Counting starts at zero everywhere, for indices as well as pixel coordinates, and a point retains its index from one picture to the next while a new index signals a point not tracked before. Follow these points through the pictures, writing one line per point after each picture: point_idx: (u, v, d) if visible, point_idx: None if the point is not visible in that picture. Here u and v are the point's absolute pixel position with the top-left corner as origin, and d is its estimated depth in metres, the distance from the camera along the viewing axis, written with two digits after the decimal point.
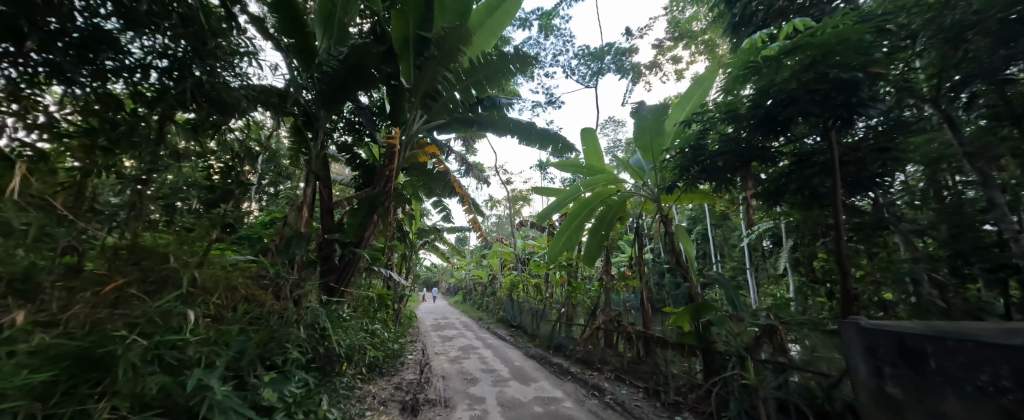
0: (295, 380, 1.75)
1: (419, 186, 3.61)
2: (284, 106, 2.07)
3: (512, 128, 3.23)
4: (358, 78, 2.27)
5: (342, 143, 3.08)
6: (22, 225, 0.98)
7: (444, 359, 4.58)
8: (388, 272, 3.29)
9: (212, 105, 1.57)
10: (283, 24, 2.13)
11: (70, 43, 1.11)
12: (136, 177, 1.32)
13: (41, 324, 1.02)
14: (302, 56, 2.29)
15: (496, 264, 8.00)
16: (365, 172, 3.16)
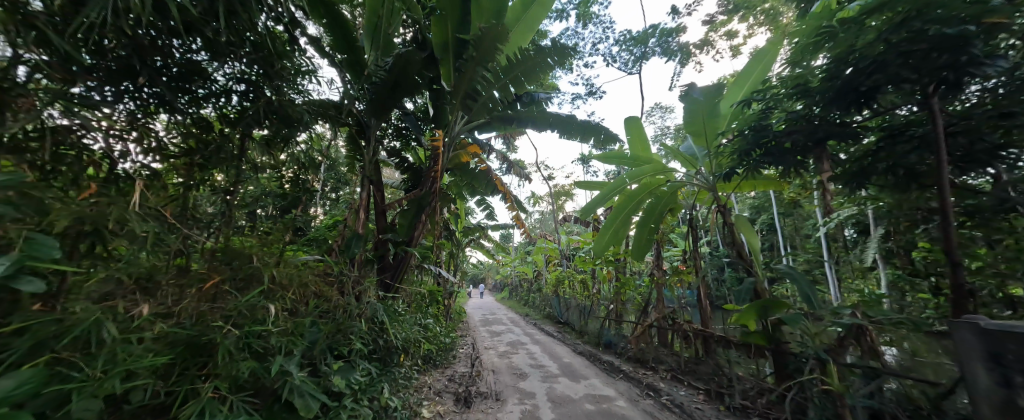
0: (360, 369, 1.89)
1: (462, 185, 3.68)
2: (340, 116, 2.23)
3: (553, 122, 3.20)
4: (404, 85, 2.38)
5: (390, 148, 3.24)
6: (143, 232, 1.12)
7: (494, 354, 4.66)
8: (437, 269, 3.42)
9: (281, 121, 1.72)
10: (337, 41, 2.31)
11: (171, 77, 1.29)
12: (225, 188, 1.55)
13: (161, 315, 1.21)
14: (354, 69, 2.47)
15: (541, 260, 7.98)
16: (411, 175, 3.30)
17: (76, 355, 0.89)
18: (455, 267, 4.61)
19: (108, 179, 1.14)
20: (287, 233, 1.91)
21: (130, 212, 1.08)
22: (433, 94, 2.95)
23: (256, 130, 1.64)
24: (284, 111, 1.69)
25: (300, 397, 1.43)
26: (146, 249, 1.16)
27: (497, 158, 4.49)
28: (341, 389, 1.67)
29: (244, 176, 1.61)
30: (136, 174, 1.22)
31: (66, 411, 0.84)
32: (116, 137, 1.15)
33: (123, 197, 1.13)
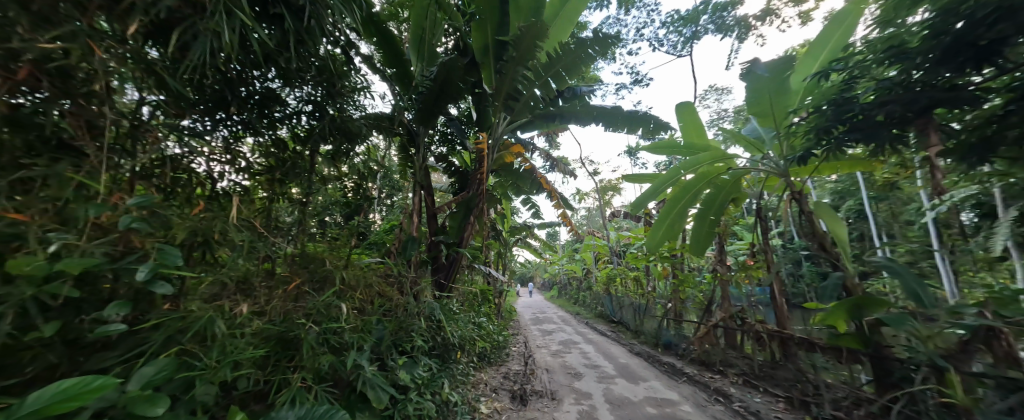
0: (422, 365, 1.98)
1: (508, 185, 3.70)
2: (392, 127, 2.36)
3: (597, 115, 3.10)
4: (450, 90, 2.46)
5: (438, 154, 3.36)
6: (240, 241, 1.28)
7: (547, 353, 4.64)
8: (487, 269, 3.49)
9: (343, 136, 1.85)
10: (388, 57, 2.49)
11: (253, 104, 1.46)
12: (300, 200, 1.70)
13: (256, 313, 1.38)
14: (402, 81, 2.62)
15: (590, 258, 7.79)
16: (458, 178, 3.38)
17: (197, 346, 1.06)
18: (504, 266, 4.67)
19: (210, 196, 1.35)
20: (352, 239, 2.07)
21: (228, 224, 1.24)
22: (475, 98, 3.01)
23: (323, 145, 1.80)
24: (347, 128, 1.83)
25: (371, 389, 1.54)
26: (241, 258, 1.31)
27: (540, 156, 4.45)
28: (407, 384, 1.77)
29: (315, 188, 1.77)
30: (229, 191, 1.42)
31: (192, 394, 0.98)
32: (213, 160, 1.36)
33: (222, 212, 1.31)
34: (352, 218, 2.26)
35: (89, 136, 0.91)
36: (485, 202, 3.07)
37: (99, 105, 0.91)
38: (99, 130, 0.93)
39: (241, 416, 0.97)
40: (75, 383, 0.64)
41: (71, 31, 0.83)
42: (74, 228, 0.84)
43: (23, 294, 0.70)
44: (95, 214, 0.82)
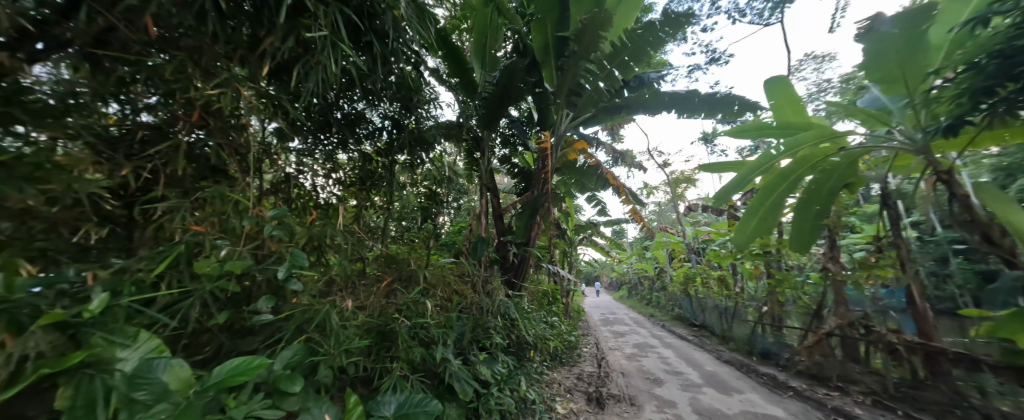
0: (501, 361, 2.05)
1: (572, 183, 3.63)
2: (461, 134, 2.45)
3: (668, 101, 2.86)
4: (512, 92, 2.48)
5: (502, 156, 3.41)
6: (342, 244, 1.46)
7: (621, 356, 4.43)
8: (555, 268, 3.47)
9: (419, 145, 2.00)
10: (452, 67, 2.58)
11: (343, 124, 1.66)
12: (384, 207, 1.88)
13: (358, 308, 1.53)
14: (466, 89, 2.70)
15: (662, 256, 7.25)
16: (523, 179, 3.43)
17: (320, 334, 1.22)
18: (571, 265, 4.60)
19: (317, 206, 1.54)
20: (429, 240, 2.21)
21: (332, 231, 1.41)
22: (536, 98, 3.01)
23: (398, 156, 1.94)
24: (419, 139, 1.97)
25: (457, 382, 1.64)
26: (344, 259, 1.48)
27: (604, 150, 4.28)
28: (488, 378, 1.84)
29: (395, 193, 1.94)
30: (329, 201, 1.60)
31: (316, 376, 1.16)
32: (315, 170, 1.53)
33: (320, 221, 1.45)
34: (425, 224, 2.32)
35: (232, 160, 1.11)
36: (551, 201, 3.06)
37: (242, 136, 1.11)
38: (243, 156, 1.14)
39: (353, 398, 1.08)
40: (243, 360, 0.80)
41: (223, 79, 1.03)
42: (233, 235, 1.05)
43: (204, 288, 0.91)
44: (249, 224, 1.04)
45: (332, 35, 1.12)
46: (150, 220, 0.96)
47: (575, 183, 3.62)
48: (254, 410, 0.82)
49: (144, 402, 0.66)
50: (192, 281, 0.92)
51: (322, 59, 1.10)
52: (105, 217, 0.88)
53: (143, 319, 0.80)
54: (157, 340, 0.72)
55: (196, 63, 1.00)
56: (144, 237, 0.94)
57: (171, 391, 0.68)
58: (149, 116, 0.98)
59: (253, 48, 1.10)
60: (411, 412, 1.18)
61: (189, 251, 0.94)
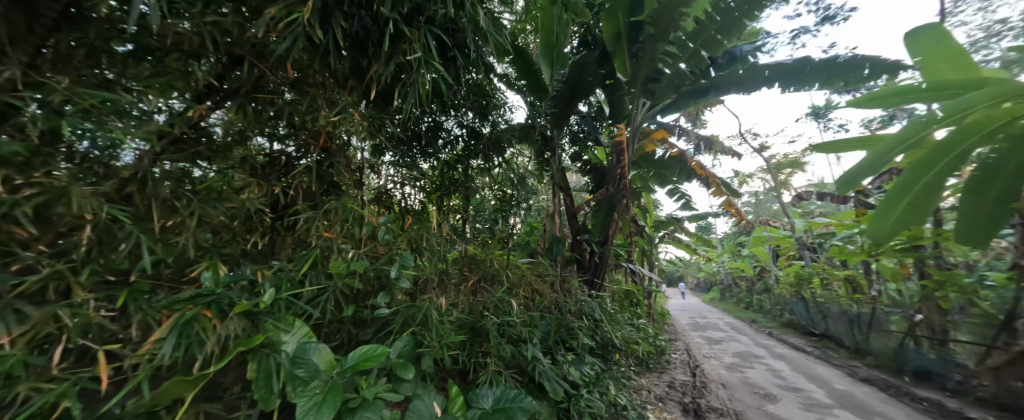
0: (589, 363, 1.99)
1: (650, 176, 3.37)
2: (532, 135, 2.41)
3: (766, 75, 2.48)
4: (581, 85, 2.57)
5: (573, 154, 3.23)
6: (432, 248, 1.46)
7: (720, 365, 3.93)
8: (636, 267, 3.26)
9: (492, 149, 1.97)
10: (522, 69, 2.51)
11: (423, 134, 1.76)
12: (459, 210, 1.84)
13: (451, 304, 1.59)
14: (535, 91, 2.60)
15: (763, 253, 6.31)
16: (594, 175, 3.31)
17: (424, 329, 1.30)
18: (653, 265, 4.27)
19: (401, 212, 1.50)
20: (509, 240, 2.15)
21: (423, 235, 1.43)
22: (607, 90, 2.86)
23: (475, 162, 1.96)
24: (495, 144, 1.98)
25: (548, 381, 1.62)
26: (438, 261, 1.51)
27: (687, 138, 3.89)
28: (577, 378, 1.81)
29: (477, 196, 1.93)
30: (412, 207, 1.56)
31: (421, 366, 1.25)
32: (411, 184, 1.56)
33: (419, 221, 1.50)
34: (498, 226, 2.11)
35: (348, 180, 1.25)
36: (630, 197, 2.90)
37: (352, 154, 1.27)
38: (356, 173, 1.28)
39: (456, 388, 1.16)
40: (369, 348, 0.94)
41: (341, 108, 1.17)
42: (354, 240, 1.20)
43: (335, 285, 1.06)
44: (367, 230, 1.19)
45: (426, 56, 1.19)
46: (292, 231, 1.14)
47: (653, 177, 3.37)
48: (380, 393, 0.94)
49: (302, 377, 0.83)
50: (326, 280, 1.07)
51: (418, 78, 1.19)
52: (263, 229, 1.09)
53: (297, 309, 0.97)
54: (305, 327, 0.90)
55: (322, 95, 1.18)
56: (286, 245, 1.12)
57: (320, 370, 0.85)
58: (286, 146, 1.18)
59: (360, 79, 1.27)
60: (507, 406, 1.22)
61: (323, 254, 1.10)
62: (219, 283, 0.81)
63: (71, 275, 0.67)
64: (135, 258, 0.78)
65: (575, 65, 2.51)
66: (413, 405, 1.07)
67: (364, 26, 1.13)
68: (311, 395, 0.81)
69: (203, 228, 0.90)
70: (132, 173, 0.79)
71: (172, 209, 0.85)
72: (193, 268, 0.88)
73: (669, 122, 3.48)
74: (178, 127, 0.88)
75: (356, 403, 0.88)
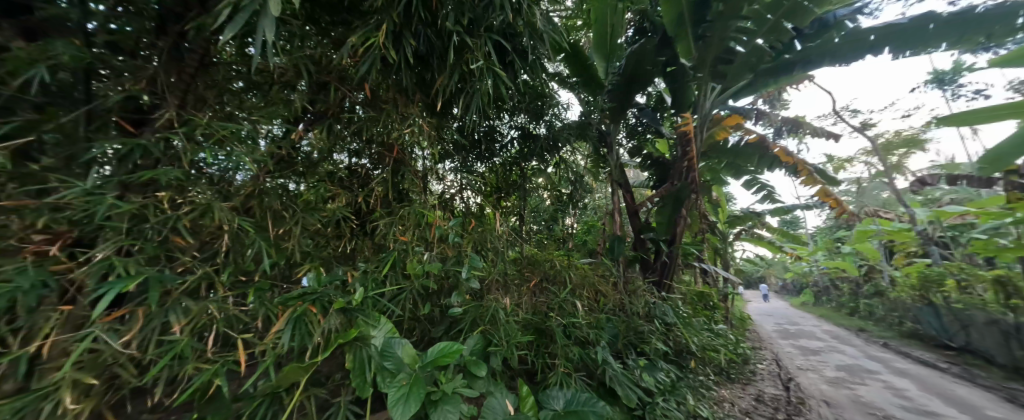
0: (665, 368, 1.85)
1: (721, 167, 3.06)
2: (586, 132, 2.27)
3: (869, 41, 2.11)
4: (641, 75, 2.38)
5: (631, 148, 3.04)
6: (493, 254, 1.45)
7: (821, 369, 3.40)
8: (710, 266, 2.96)
9: (550, 149, 1.93)
10: (574, 64, 2.37)
11: (480, 138, 1.72)
12: (515, 212, 1.81)
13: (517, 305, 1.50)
14: (588, 86, 2.45)
15: (873, 250, 5.32)
16: (658, 169, 2.99)
17: (490, 327, 1.31)
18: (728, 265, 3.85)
19: (458, 214, 1.48)
20: (565, 242, 2.11)
21: (486, 236, 1.44)
22: (668, 79, 2.69)
23: (530, 163, 1.93)
24: (551, 145, 1.93)
25: (620, 386, 1.52)
26: (505, 262, 1.49)
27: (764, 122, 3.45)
28: (652, 385, 1.66)
29: (530, 198, 1.91)
30: (469, 209, 1.52)
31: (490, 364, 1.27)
32: (469, 189, 1.55)
33: (483, 223, 1.50)
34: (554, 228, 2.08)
35: (417, 188, 1.31)
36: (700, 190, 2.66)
37: (413, 165, 1.31)
38: (424, 181, 1.35)
39: (525, 388, 1.17)
40: (446, 345, 1.01)
41: (409, 119, 1.23)
42: (426, 243, 1.25)
43: (413, 285, 1.13)
44: (440, 233, 1.24)
45: (488, 64, 1.22)
46: (370, 236, 1.24)
47: (724, 167, 3.06)
48: (458, 387, 1.00)
49: (390, 369, 0.93)
50: (404, 281, 1.14)
51: (480, 86, 1.24)
52: (349, 234, 1.21)
53: (381, 306, 1.06)
54: (389, 323, 0.99)
55: (395, 108, 1.26)
56: (367, 249, 1.22)
57: (405, 363, 0.95)
58: (357, 160, 1.28)
59: (427, 92, 1.34)
60: (580, 409, 1.20)
61: (401, 256, 1.16)
62: (321, 282, 0.94)
63: (216, 275, 0.83)
64: (257, 262, 0.92)
65: (633, 55, 2.31)
66: (488, 402, 1.11)
67: (430, 42, 1.21)
68: (399, 386, 0.91)
69: (305, 235, 1.04)
70: (251, 189, 0.94)
71: (282, 218, 1.00)
72: (299, 270, 1.02)
73: (743, 106, 3.12)
74: (285, 148, 1.04)
75: (438, 396, 0.95)
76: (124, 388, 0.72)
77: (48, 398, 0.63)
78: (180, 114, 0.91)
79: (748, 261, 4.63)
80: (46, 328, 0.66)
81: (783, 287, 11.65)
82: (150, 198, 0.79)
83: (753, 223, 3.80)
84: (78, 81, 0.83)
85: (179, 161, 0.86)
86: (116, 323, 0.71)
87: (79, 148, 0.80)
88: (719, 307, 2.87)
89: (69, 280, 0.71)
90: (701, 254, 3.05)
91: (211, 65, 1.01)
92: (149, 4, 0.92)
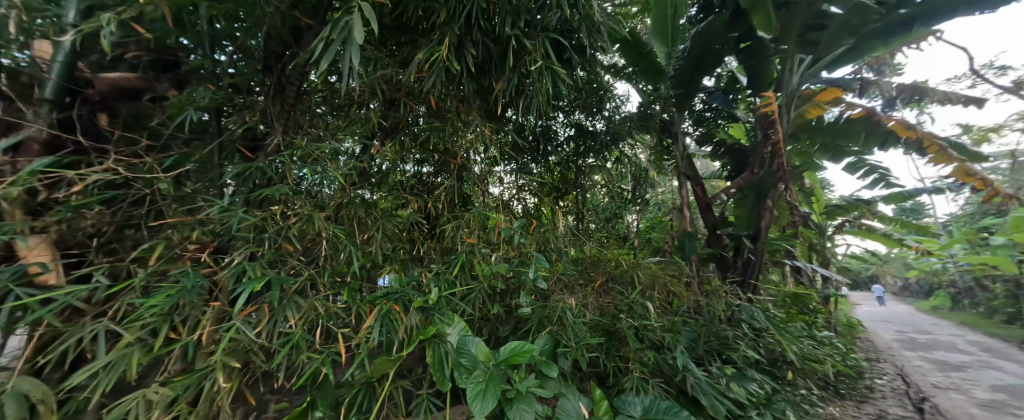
0: (757, 380, 1.61)
1: (815, 150, 2.65)
2: (648, 122, 2.12)
3: None
4: (711, 54, 2.16)
5: (699, 137, 2.75)
6: (556, 255, 1.44)
7: (972, 383, 2.72)
8: (808, 263, 2.56)
9: (610, 144, 1.83)
10: (631, 54, 2.17)
11: (536, 137, 1.67)
12: (575, 211, 1.77)
13: (585, 306, 1.45)
14: (649, 75, 2.24)
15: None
16: (734, 157, 2.69)
17: (557, 327, 1.29)
18: (829, 262, 3.30)
19: (516, 216, 1.47)
20: (628, 239, 1.95)
21: (546, 237, 1.42)
22: (742, 56, 2.32)
23: (587, 160, 1.84)
24: (609, 140, 1.83)
25: (705, 396, 1.37)
26: (568, 261, 1.47)
27: (871, 93, 2.90)
28: (743, 398, 1.45)
29: (589, 195, 1.83)
30: (527, 210, 1.51)
31: (559, 364, 1.24)
32: (526, 191, 1.53)
33: (543, 224, 1.50)
34: (617, 226, 1.95)
35: (478, 191, 1.36)
36: (789, 178, 2.34)
37: (473, 168, 1.34)
38: (485, 184, 1.38)
39: (598, 392, 1.13)
40: (518, 344, 1.03)
41: (470, 125, 1.28)
42: (492, 244, 1.28)
43: (482, 285, 1.16)
44: (504, 235, 1.24)
45: (546, 62, 1.22)
46: (438, 239, 1.30)
47: (818, 150, 2.64)
48: (532, 387, 1.02)
49: (466, 365, 0.98)
50: (473, 281, 1.18)
51: (539, 86, 1.24)
52: (421, 237, 1.28)
53: (454, 306, 1.12)
54: (462, 322, 1.04)
55: (457, 115, 1.30)
56: (436, 252, 1.29)
57: (479, 361, 1.00)
58: (421, 168, 1.35)
59: (486, 98, 1.38)
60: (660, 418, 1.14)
61: (468, 258, 1.20)
62: (401, 283, 1.02)
63: (317, 277, 0.95)
64: (347, 264, 1.02)
65: (699, 35, 2.12)
66: (561, 404, 1.10)
67: (488, 49, 1.25)
68: (476, 382, 0.95)
69: (385, 241, 1.14)
70: (340, 199, 1.06)
71: (365, 225, 1.11)
72: (381, 271, 1.11)
73: (842, 77, 2.66)
74: (365, 161, 1.14)
75: (513, 394, 0.98)
76: (256, 371, 0.87)
77: (207, 377, 0.79)
78: (284, 139, 1.06)
79: (855, 258, 3.93)
80: (202, 320, 0.82)
81: (904, 288, 9.68)
82: (267, 212, 0.94)
83: (860, 212, 3.22)
84: (213, 119, 1.02)
85: (286, 179, 1.00)
86: (248, 316, 0.86)
87: (216, 174, 0.99)
88: (821, 311, 2.47)
89: (215, 281, 0.88)
90: (793, 250, 2.67)
91: (305, 94, 1.16)
92: (257, 47, 1.09)
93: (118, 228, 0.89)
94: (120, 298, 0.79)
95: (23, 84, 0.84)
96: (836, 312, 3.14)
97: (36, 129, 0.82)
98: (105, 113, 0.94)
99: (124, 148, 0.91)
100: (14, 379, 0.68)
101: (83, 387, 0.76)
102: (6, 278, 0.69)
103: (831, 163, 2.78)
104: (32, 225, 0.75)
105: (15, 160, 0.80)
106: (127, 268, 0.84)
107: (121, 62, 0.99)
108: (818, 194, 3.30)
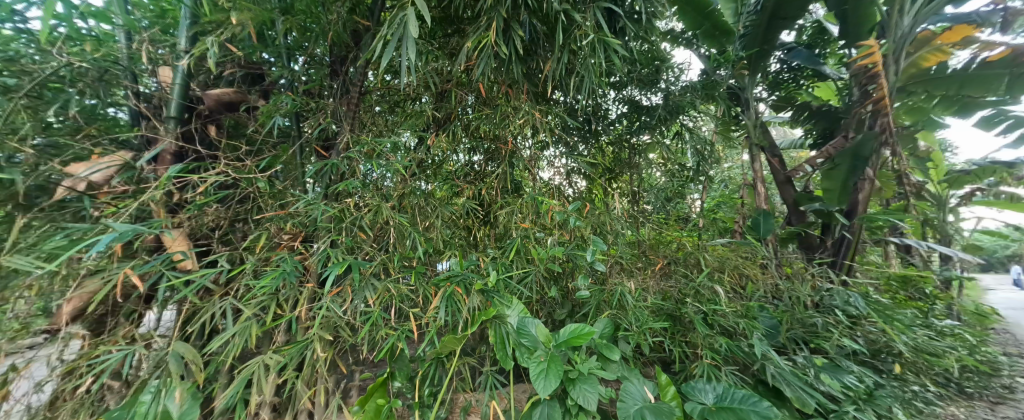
0: (856, 372, 1.41)
1: (934, 105, 2.18)
2: (716, 88, 1.89)
3: None
4: (791, 2, 1.86)
5: (777, 102, 2.43)
6: (612, 239, 1.39)
7: None
8: (923, 239, 2.15)
9: (670, 115, 1.68)
10: (690, 19, 1.98)
11: (587, 116, 1.60)
12: (631, 191, 1.68)
13: (645, 290, 1.38)
14: (712, 39, 2.03)
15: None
16: (823, 121, 2.31)
17: (615, 311, 1.26)
18: (952, 239, 2.74)
19: (566, 199, 1.44)
20: (690, 220, 1.80)
21: (600, 219, 1.38)
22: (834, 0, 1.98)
23: (642, 137, 1.71)
24: (667, 114, 1.67)
25: (788, 386, 1.24)
26: (625, 244, 1.41)
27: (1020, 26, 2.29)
28: (836, 391, 1.29)
29: (645, 175, 1.71)
30: (577, 192, 1.48)
31: (619, 349, 1.22)
32: (577, 174, 1.49)
33: (597, 206, 1.46)
34: (679, 206, 1.83)
35: (528, 176, 1.35)
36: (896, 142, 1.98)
37: (522, 153, 1.34)
38: (536, 169, 1.37)
39: (664, 376, 1.10)
40: (577, 327, 1.03)
41: (520, 109, 1.26)
42: (546, 229, 1.27)
43: (539, 268, 1.18)
44: (558, 219, 1.22)
45: (598, 35, 1.15)
46: (489, 225, 1.34)
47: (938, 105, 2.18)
48: (594, 369, 1.03)
49: (527, 345, 1.01)
50: (529, 265, 1.20)
51: (593, 62, 1.18)
52: (476, 223, 1.33)
53: (512, 288, 1.14)
54: (520, 305, 1.07)
55: (507, 100, 1.30)
56: (488, 237, 1.33)
57: (540, 342, 1.02)
58: (472, 157, 1.37)
59: (534, 81, 1.34)
60: (737, 407, 1.06)
61: (523, 242, 1.22)
62: (463, 266, 1.06)
63: (388, 261, 1.04)
64: (413, 250, 1.10)
65: None
66: (625, 387, 1.08)
67: (535, 30, 1.22)
68: (537, 362, 0.98)
69: (444, 227, 1.19)
70: (401, 190, 1.12)
71: (424, 212, 1.17)
72: (443, 254, 1.19)
73: (975, 10, 2.14)
74: (421, 153, 1.23)
75: (575, 375, 1.00)
76: (344, 345, 0.99)
77: (307, 348, 0.91)
78: (352, 136, 1.14)
79: (989, 234, 3.21)
80: (300, 298, 0.95)
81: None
82: (343, 204, 1.04)
83: (998, 177, 2.62)
84: (294, 124, 1.16)
85: (355, 174, 1.09)
86: (335, 296, 0.97)
87: (299, 172, 1.12)
88: (941, 297, 2.07)
89: (306, 266, 1.00)
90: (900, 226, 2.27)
91: (366, 94, 1.26)
92: (324, 55, 1.20)
93: (230, 222, 1.05)
94: (236, 280, 0.94)
95: (155, 105, 1.03)
96: (962, 299, 2.62)
97: (167, 141, 0.98)
98: (212, 125, 1.09)
99: (230, 153, 1.07)
100: (172, 344, 0.84)
101: (217, 353, 0.92)
102: (158, 264, 0.85)
103: (957, 119, 2.28)
104: (172, 221, 0.90)
105: (156, 168, 0.97)
106: (240, 255, 0.99)
107: (222, 79, 1.16)
108: (936, 158, 2.75)
